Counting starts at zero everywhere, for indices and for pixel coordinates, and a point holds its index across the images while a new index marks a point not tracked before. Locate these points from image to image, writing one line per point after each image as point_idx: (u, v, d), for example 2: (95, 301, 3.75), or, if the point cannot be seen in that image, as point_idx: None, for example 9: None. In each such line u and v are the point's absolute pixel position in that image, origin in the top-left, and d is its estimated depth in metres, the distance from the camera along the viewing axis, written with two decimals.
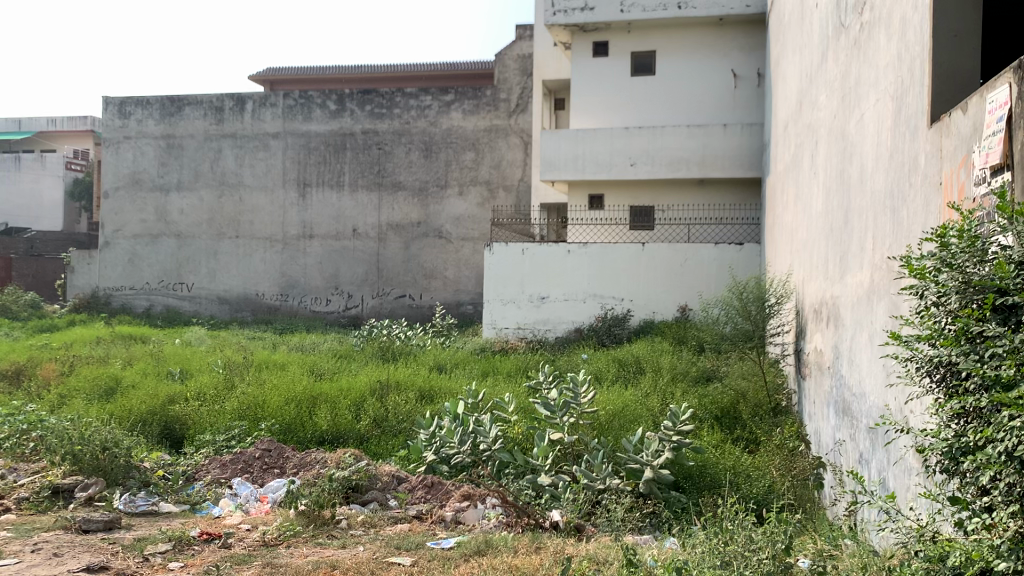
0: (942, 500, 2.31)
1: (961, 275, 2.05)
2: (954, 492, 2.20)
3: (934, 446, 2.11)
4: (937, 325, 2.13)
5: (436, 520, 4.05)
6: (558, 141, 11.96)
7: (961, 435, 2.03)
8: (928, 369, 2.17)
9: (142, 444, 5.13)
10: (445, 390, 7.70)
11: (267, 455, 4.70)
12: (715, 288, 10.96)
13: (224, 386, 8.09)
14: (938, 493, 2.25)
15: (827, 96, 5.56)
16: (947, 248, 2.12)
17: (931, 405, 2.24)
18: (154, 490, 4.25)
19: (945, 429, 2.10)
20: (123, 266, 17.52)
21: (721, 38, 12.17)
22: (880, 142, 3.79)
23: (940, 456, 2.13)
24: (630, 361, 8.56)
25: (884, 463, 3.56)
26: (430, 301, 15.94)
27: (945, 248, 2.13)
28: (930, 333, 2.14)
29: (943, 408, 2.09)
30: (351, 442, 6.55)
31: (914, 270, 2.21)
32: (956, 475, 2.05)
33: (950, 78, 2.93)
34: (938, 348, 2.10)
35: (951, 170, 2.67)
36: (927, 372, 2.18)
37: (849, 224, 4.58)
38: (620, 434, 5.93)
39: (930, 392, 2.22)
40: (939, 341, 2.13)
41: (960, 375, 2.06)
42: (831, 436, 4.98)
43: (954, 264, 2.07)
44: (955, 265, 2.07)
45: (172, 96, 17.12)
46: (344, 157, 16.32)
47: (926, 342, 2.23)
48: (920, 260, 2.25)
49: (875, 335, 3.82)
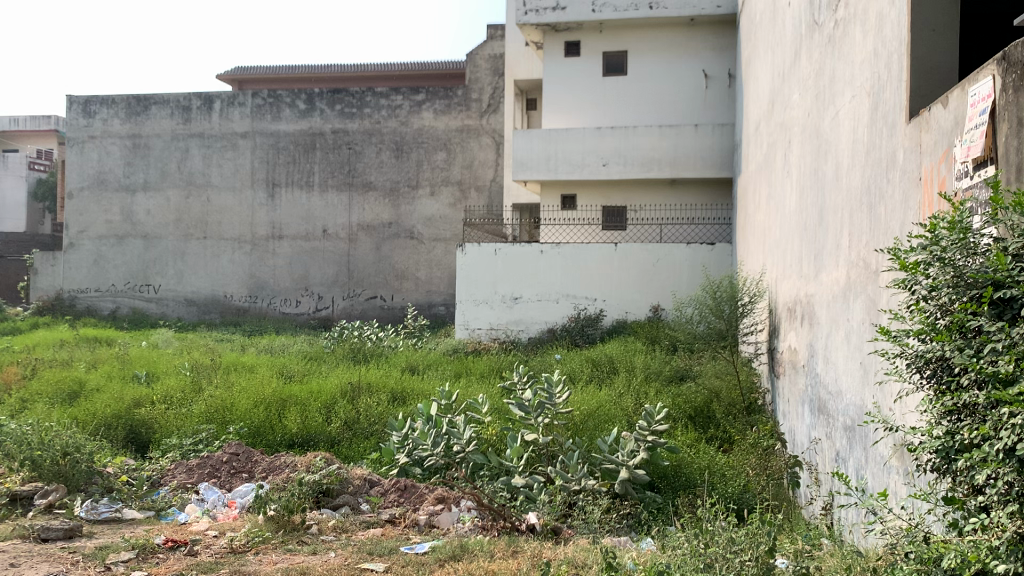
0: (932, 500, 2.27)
1: (952, 269, 2.02)
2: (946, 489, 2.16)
3: (926, 444, 2.07)
4: (928, 320, 2.09)
5: (410, 524, 3.95)
6: (530, 141, 11.90)
7: (954, 434, 2.00)
8: (919, 365, 2.14)
9: (104, 449, 4.98)
10: (418, 391, 7.61)
11: (235, 459, 4.58)
12: (688, 288, 10.96)
13: (192, 389, 7.92)
14: (929, 492, 2.21)
15: (800, 94, 5.56)
16: (937, 241, 2.08)
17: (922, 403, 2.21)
18: (116, 497, 4.11)
19: (936, 426, 2.06)
20: (88, 268, 17.20)
21: (693, 39, 12.20)
22: (856, 139, 3.78)
23: (931, 454, 2.10)
24: (603, 361, 8.52)
25: (861, 461, 3.54)
26: (401, 302, 15.82)
27: (935, 242, 2.09)
28: (923, 329, 2.10)
29: (935, 405, 2.06)
30: (322, 445, 6.43)
31: (904, 264, 2.17)
32: (948, 474, 2.02)
33: (928, 73, 2.91)
34: (932, 343, 2.07)
35: (931, 165, 2.65)
36: (917, 369, 2.15)
37: (823, 222, 4.56)
38: (594, 435, 5.88)
39: (919, 389, 2.19)
40: (932, 337, 2.10)
41: (953, 371, 2.03)
42: (806, 435, 4.96)
43: (946, 256, 2.03)
44: (946, 258, 2.03)
45: (138, 95, 16.84)
46: (314, 157, 16.14)
47: (915, 339, 2.20)
48: (909, 253, 2.21)
49: (851, 333, 3.79)
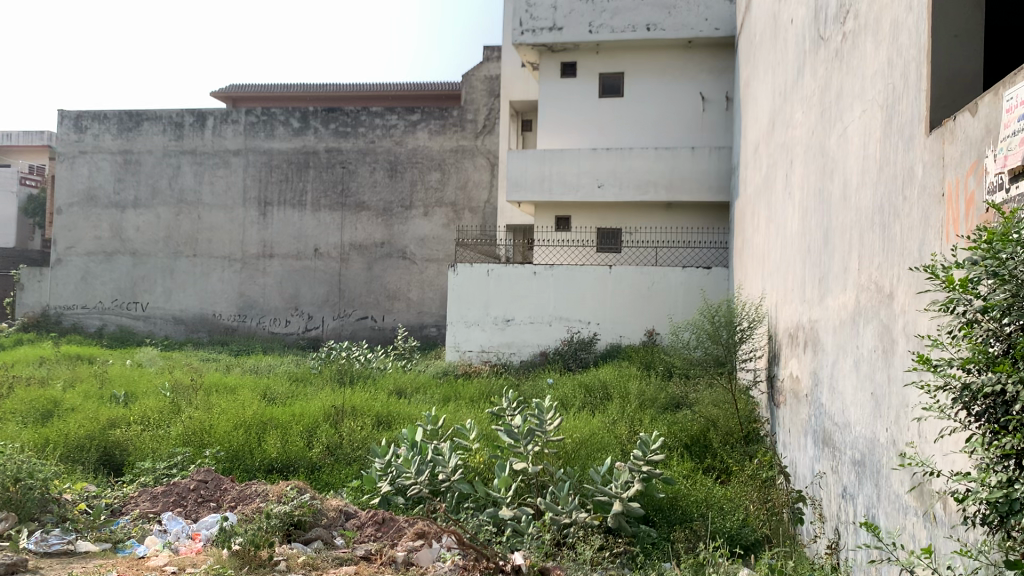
0: (979, 554, 2.04)
1: (1010, 291, 1.79)
2: (999, 541, 1.93)
3: (979, 492, 1.84)
4: (981, 348, 1.87)
5: (387, 562, 3.67)
6: (525, 161, 11.72)
7: (1015, 483, 1.76)
8: (966, 400, 1.92)
9: (66, 474, 4.68)
10: (403, 415, 7.36)
11: (202, 487, 4.31)
12: (684, 311, 10.73)
13: (170, 411, 7.63)
14: (978, 546, 1.97)
15: (803, 113, 5.37)
16: (987, 258, 1.86)
17: (970, 443, 1.99)
18: (69, 527, 3.82)
19: (990, 473, 1.83)
20: (75, 284, 16.92)
21: (690, 62, 12.07)
22: (867, 156, 3.57)
23: (982, 504, 1.88)
24: (596, 388, 8.28)
25: (873, 499, 3.30)
26: (392, 323, 15.55)
27: (985, 259, 1.87)
28: (975, 359, 1.87)
29: (988, 447, 1.83)
30: (302, 471, 6.15)
31: (950, 284, 1.95)
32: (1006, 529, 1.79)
33: (951, 85, 2.70)
34: (989, 375, 1.83)
35: (956, 180, 2.43)
36: (965, 404, 1.92)
37: (829, 244, 4.35)
38: (587, 464, 5.62)
39: (966, 427, 1.96)
40: (989, 369, 1.87)
41: (1012, 408, 1.80)
42: (808, 467, 4.70)
43: (1005, 271, 1.80)
44: (1000, 278, 1.81)
45: (130, 111, 16.66)
46: (307, 175, 15.94)
47: (961, 370, 1.98)
48: (951, 271, 1.99)
49: (861, 361, 3.57)
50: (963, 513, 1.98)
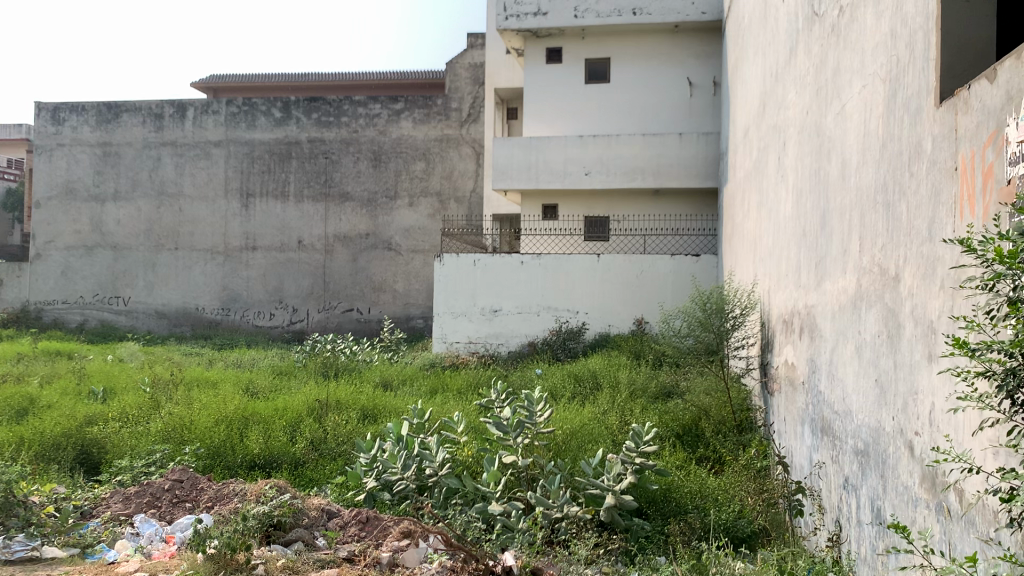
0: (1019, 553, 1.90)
1: None
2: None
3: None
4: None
5: (371, 563, 3.53)
6: (511, 149, 11.54)
7: None
8: (1011, 387, 1.78)
9: (30, 477, 4.44)
10: (389, 408, 7.20)
11: (177, 487, 4.14)
12: (673, 300, 10.61)
13: (149, 406, 7.44)
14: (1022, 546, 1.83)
15: (797, 93, 5.22)
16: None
17: (1013, 434, 1.85)
18: (34, 533, 3.61)
19: None
20: (55, 279, 16.63)
21: (677, 47, 11.90)
22: (867, 133, 3.42)
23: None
24: (586, 377, 8.14)
25: (878, 491, 3.17)
26: (378, 315, 15.36)
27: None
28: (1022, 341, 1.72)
29: None
30: (285, 467, 5.98)
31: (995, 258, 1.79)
32: None
33: (963, 50, 2.54)
34: None
35: (972, 151, 2.28)
36: (1009, 389, 1.79)
37: (826, 226, 4.21)
38: (578, 455, 5.46)
39: (1008, 416, 1.82)
40: None
41: None
42: (806, 457, 4.58)
43: None
44: None
45: (108, 102, 16.35)
46: (289, 166, 15.70)
47: (1002, 353, 1.84)
48: (991, 245, 1.84)
49: (863, 347, 3.44)
50: (1005, 509, 1.84)
